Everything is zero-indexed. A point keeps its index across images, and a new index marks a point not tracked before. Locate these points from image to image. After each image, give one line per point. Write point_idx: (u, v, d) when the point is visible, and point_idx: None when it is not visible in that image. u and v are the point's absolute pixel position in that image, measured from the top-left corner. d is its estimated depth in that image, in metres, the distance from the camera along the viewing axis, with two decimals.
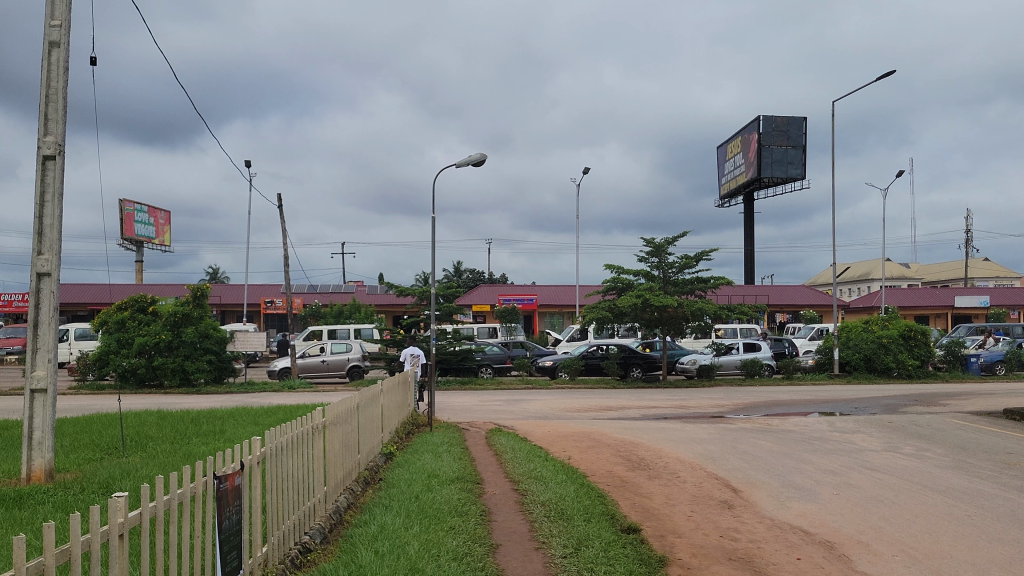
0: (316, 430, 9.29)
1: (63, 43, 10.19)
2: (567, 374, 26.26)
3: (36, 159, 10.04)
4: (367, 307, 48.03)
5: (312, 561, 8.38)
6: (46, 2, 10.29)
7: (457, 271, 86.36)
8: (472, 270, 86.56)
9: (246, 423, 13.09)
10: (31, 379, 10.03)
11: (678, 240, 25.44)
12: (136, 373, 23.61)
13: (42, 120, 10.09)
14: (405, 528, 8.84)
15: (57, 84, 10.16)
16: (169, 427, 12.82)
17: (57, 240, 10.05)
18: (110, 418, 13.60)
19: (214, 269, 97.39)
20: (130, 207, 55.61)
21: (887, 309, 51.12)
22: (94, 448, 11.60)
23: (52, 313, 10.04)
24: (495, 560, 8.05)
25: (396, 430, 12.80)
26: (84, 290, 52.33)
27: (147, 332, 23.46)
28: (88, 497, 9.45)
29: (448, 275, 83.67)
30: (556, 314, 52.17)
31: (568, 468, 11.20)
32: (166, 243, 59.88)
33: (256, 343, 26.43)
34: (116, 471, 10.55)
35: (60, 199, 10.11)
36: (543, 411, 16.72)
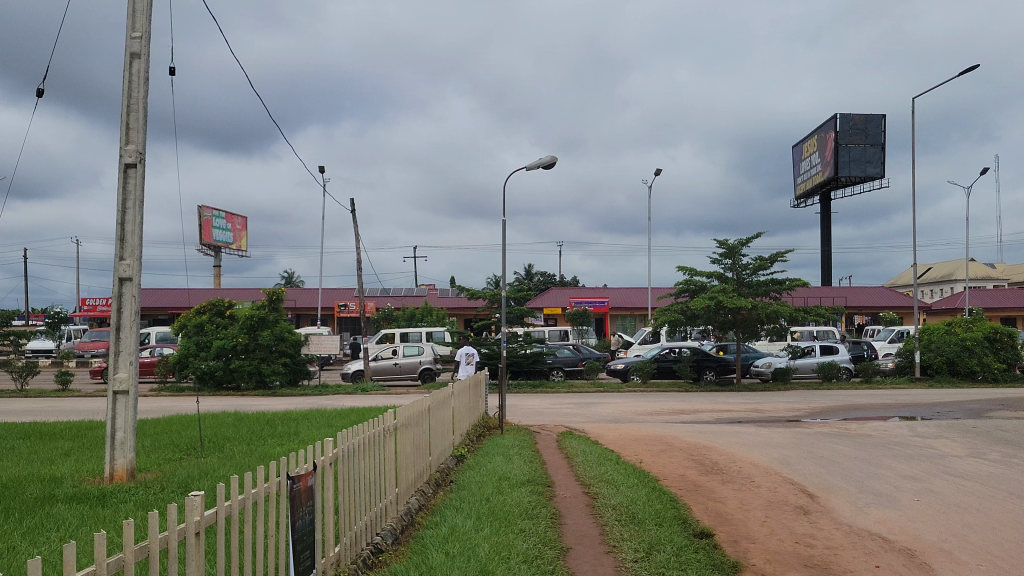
0: (388, 432, 9.37)
1: (144, 54, 10.46)
2: (639, 378, 26.02)
3: (117, 167, 10.33)
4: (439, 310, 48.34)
5: (384, 561, 8.46)
6: (128, 14, 10.57)
7: (528, 274, 86.57)
8: (543, 273, 86.57)
9: (320, 425, 13.25)
10: (114, 381, 10.30)
11: (753, 241, 25.02)
12: (214, 376, 24.17)
13: (124, 129, 10.36)
14: (475, 531, 8.85)
15: (138, 94, 10.45)
16: (246, 428, 13.06)
17: (138, 246, 10.33)
18: (189, 419, 13.90)
19: (290, 273, 99.32)
20: (209, 213, 56.98)
21: (970, 311, 49.63)
22: (173, 449, 11.89)
23: (133, 317, 10.27)
24: (565, 564, 8.00)
25: (466, 432, 12.85)
26: (164, 294, 53.74)
27: (225, 336, 23.98)
28: (167, 496, 9.69)
29: (520, 278, 83.87)
30: (629, 317, 51.85)
31: (640, 472, 11.09)
32: (243, 248, 61.20)
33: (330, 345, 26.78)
34: (194, 471, 10.79)
35: (141, 205, 10.38)
36: (614, 414, 16.60)
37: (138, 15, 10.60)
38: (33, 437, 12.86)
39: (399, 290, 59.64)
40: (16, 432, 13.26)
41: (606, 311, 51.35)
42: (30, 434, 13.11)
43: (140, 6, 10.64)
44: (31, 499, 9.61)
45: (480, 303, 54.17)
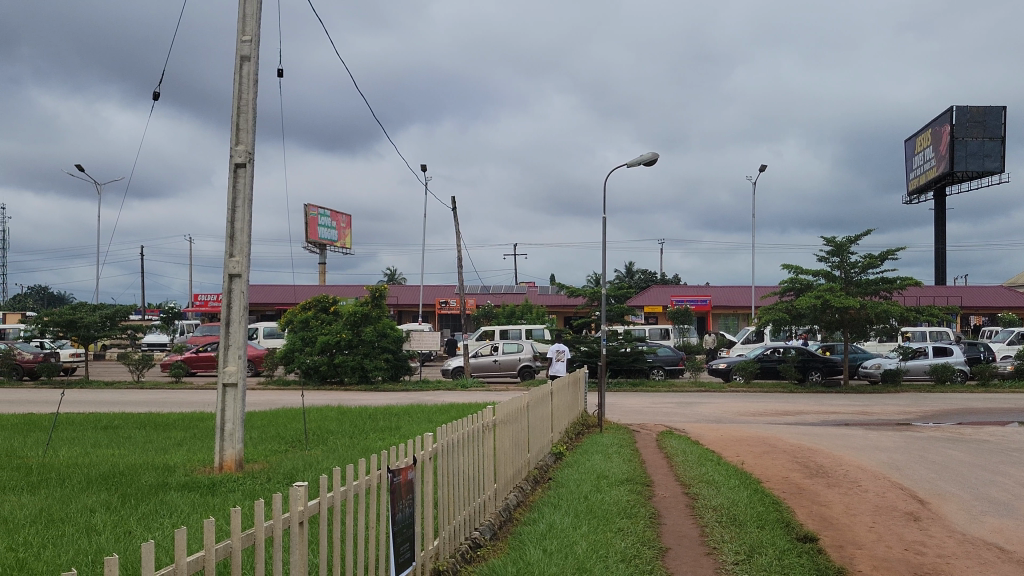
0: (487, 428, 9.42)
1: (253, 57, 10.77)
2: (742, 377, 25.50)
3: (228, 167, 10.66)
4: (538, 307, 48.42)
5: (482, 556, 8.53)
6: (238, 18, 10.88)
7: (628, 272, 86.08)
8: (644, 271, 85.94)
9: (420, 420, 13.40)
10: (224, 374, 10.65)
11: (862, 239, 24.28)
12: (319, 370, 24.73)
13: (234, 130, 10.69)
14: (573, 528, 8.84)
15: (248, 95, 10.74)
16: (348, 422, 13.32)
17: (247, 242, 10.61)
18: (293, 412, 14.27)
19: (392, 271, 101.15)
20: (315, 211, 58.35)
21: None
22: (279, 440, 12.22)
23: (242, 312, 10.59)
24: (663, 564, 7.91)
25: (565, 430, 12.82)
26: (273, 290, 55.32)
27: (329, 331, 24.54)
28: (272, 486, 9.97)
29: (620, 275, 83.32)
30: (732, 316, 51.00)
31: (741, 473, 10.88)
32: (348, 246, 62.52)
33: (431, 342, 27.09)
34: (299, 462, 11.06)
35: (250, 204, 10.68)
36: (716, 414, 16.34)
37: (249, 19, 10.90)
38: (148, 427, 13.40)
39: (499, 287, 59.99)
40: (133, 421, 13.85)
41: (708, 310, 50.63)
42: (146, 424, 13.66)
43: (250, 11, 10.94)
44: (146, 486, 10.03)
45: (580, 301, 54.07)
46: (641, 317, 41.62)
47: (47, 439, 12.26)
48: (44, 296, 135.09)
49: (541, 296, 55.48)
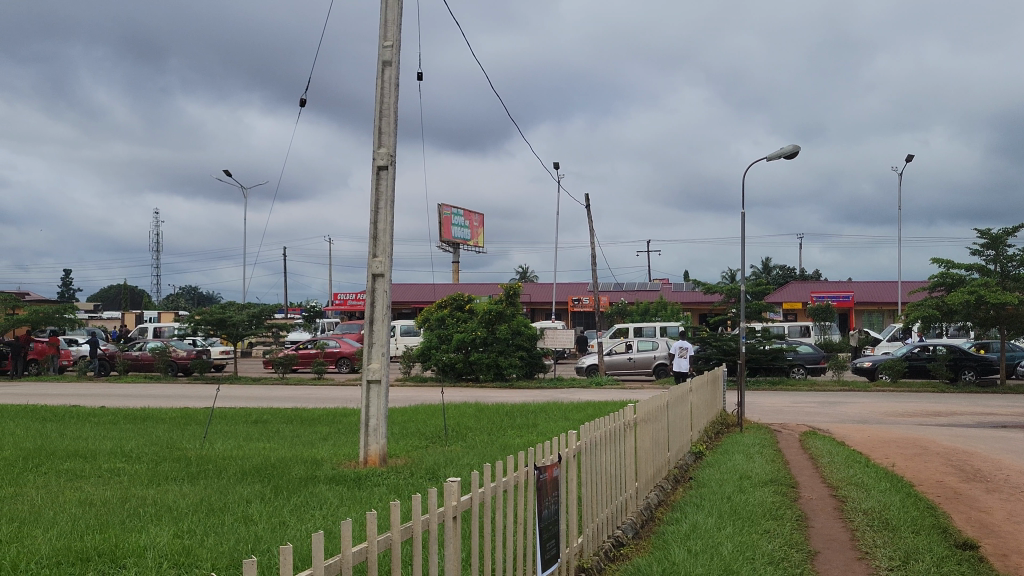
0: (628, 426, 9.39)
1: (394, 62, 11.02)
2: (888, 377, 24.59)
3: (371, 170, 10.93)
4: (673, 305, 47.92)
5: (625, 555, 8.51)
6: (380, 24, 11.14)
7: (765, 268, 84.22)
8: (783, 267, 83.99)
9: (557, 417, 13.45)
10: (368, 371, 10.91)
11: (1020, 231, 23.08)
12: (454, 368, 25.19)
13: (377, 133, 10.94)
14: (717, 529, 8.72)
15: (389, 100, 10.98)
16: (487, 419, 13.48)
17: (389, 243, 10.85)
18: (433, 409, 14.55)
19: (523, 270, 101.99)
20: (448, 211, 59.27)
21: None
22: (420, 436, 12.50)
23: (385, 310, 10.82)
24: (813, 567, 7.73)
25: (705, 429, 12.65)
26: (409, 289, 56.60)
27: (465, 329, 24.95)
28: (417, 481, 10.18)
29: (756, 271, 81.51)
30: (876, 312, 49.36)
31: (892, 476, 10.52)
32: (480, 244, 63.31)
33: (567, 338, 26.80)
34: (441, 458, 11.27)
35: (392, 205, 10.91)
36: (862, 414, 15.81)
37: (390, 25, 11.14)
38: (295, 421, 13.89)
39: (631, 284, 59.63)
40: (282, 416, 14.39)
41: (850, 306, 49.09)
42: (293, 419, 14.18)
43: (391, 16, 11.18)
44: (296, 478, 10.40)
45: (715, 298, 53.27)
46: (779, 315, 40.79)
47: (204, 432, 12.87)
48: (194, 295, 141.91)
49: (675, 293, 54.89)
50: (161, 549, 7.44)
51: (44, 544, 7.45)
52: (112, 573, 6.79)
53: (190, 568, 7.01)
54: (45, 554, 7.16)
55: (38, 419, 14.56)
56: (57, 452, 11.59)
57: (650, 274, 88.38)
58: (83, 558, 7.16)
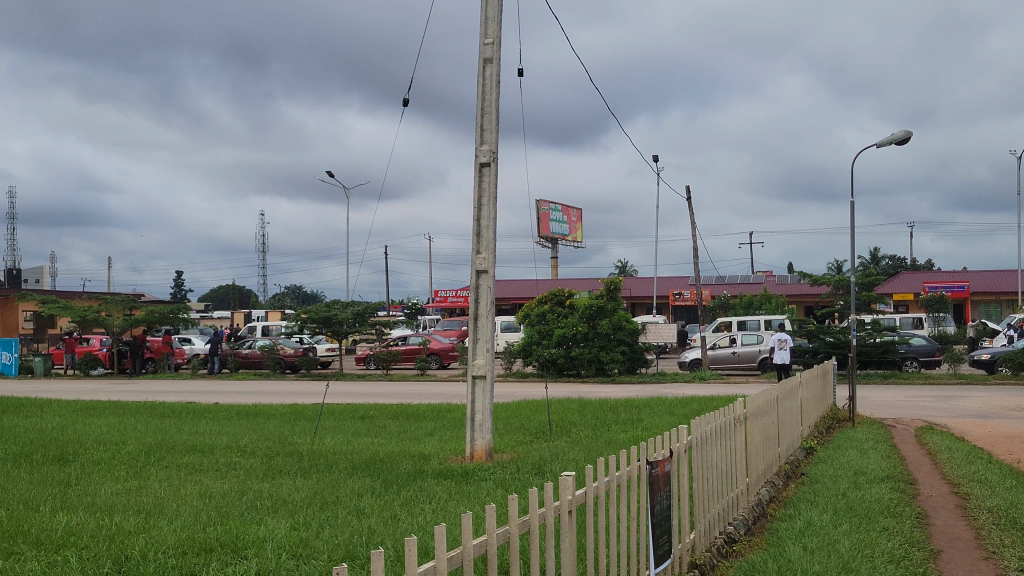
0: (738, 421, 9.22)
1: (495, 59, 11.06)
2: (1008, 369, 23.64)
3: (473, 167, 11.00)
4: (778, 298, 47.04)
5: (738, 552, 8.37)
6: (480, 22, 11.19)
7: (873, 258, 81.92)
8: (892, 257, 81.58)
9: (662, 412, 13.33)
10: (473, 366, 10.97)
11: None
12: (556, 363, 25.32)
13: (479, 131, 11.00)
14: (833, 526, 8.51)
15: (491, 97, 11.04)
16: (591, 415, 13.44)
17: (492, 239, 10.90)
18: (537, 404, 14.60)
19: (623, 264, 101.57)
20: (547, 207, 59.37)
21: None
22: (525, 431, 12.54)
23: (489, 306, 10.87)
24: (936, 567, 7.47)
25: (815, 424, 12.37)
26: (508, 285, 56.90)
27: (566, 324, 25.02)
28: (524, 476, 10.20)
29: (864, 262, 79.39)
30: (993, 303, 47.59)
31: (1018, 473, 10.09)
32: (578, 239, 63.28)
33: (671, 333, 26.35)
34: (546, 453, 11.27)
35: (494, 202, 10.96)
36: (980, 409, 15.23)
37: (491, 21, 11.18)
38: (401, 417, 14.10)
39: (734, 277, 58.78)
40: (388, 412, 14.63)
41: (966, 297, 47.42)
42: (398, 414, 14.41)
43: (491, 13, 11.22)
44: (404, 473, 10.53)
45: (822, 290, 52.10)
46: (890, 306, 39.67)
47: (314, 428, 13.16)
48: (300, 295, 145.68)
49: (780, 285, 53.91)
50: (280, 540, 7.62)
51: (169, 534, 7.69)
52: (235, 562, 6.97)
53: (308, 558, 7.17)
54: (172, 544, 7.39)
55: (159, 415, 15.12)
56: (177, 447, 12.01)
57: (752, 267, 86.83)
58: (206, 549, 7.36)
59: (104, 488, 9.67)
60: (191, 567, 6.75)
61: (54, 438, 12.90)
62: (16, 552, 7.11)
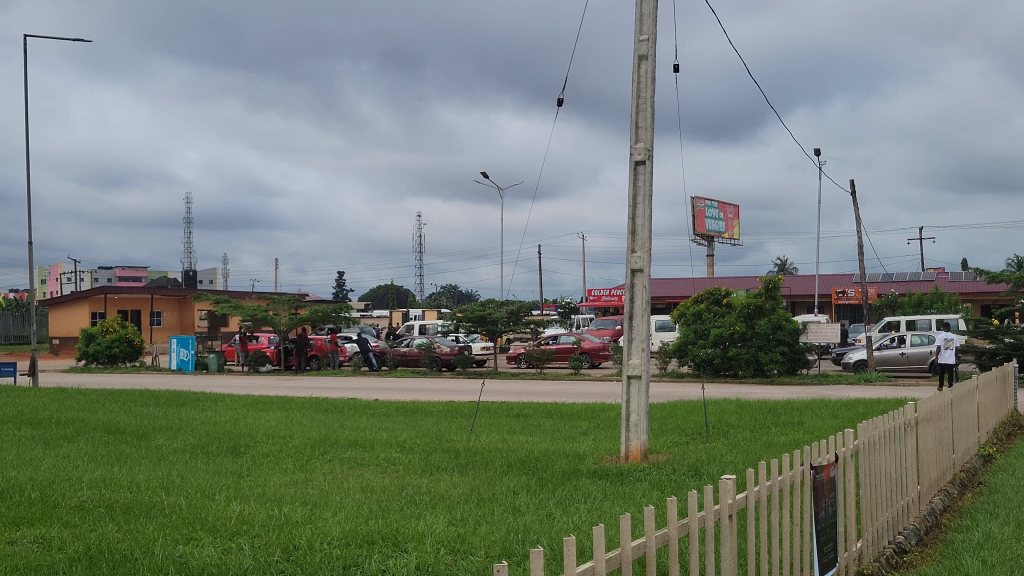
0: (909, 425, 8.75)
1: (650, 55, 10.91)
2: None
3: (628, 165, 10.88)
4: (951, 296, 44.65)
5: (909, 563, 7.95)
6: (635, 19, 11.07)
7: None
8: None
9: (825, 415, 12.85)
10: (628, 366, 10.87)
11: None
12: (712, 363, 24.86)
13: (634, 129, 10.88)
14: (1015, 540, 7.96)
15: (646, 94, 10.89)
16: (749, 416, 13.10)
17: (648, 238, 10.76)
18: (693, 405, 14.34)
19: (782, 262, 98.93)
20: (702, 203, 58.36)
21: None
22: (681, 433, 12.34)
23: (644, 305, 10.72)
24: None
25: (994, 430, 11.64)
26: (662, 283, 56.34)
27: (723, 324, 24.54)
28: (680, 478, 10.02)
29: None
30: None
31: None
32: (735, 236, 62.01)
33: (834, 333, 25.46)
34: (703, 455, 11.05)
35: (649, 200, 10.82)
36: None
37: (646, 18, 11.04)
38: (554, 416, 14.15)
39: (903, 275, 56.19)
40: (541, 411, 14.68)
41: None
42: (553, 414, 14.43)
43: (647, 9, 11.07)
44: (559, 472, 10.54)
45: (1001, 288, 49.14)
46: None
47: (470, 425, 13.35)
48: (455, 295, 148.67)
49: (954, 283, 51.20)
50: (438, 535, 7.74)
51: (335, 526, 7.94)
52: (395, 554, 7.13)
53: (465, 553, 7.26)
54: (337, 535, 7.62)
55: (322, 411, 15.69)
56: (339, 441, 12.43)
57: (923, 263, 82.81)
58: (369, 541, 7.56)
59: (272, 480, 10.10)
60: (354, 558, 6.95)
61: (228, 430, 13.62)
62: (193, 538, 7.51)
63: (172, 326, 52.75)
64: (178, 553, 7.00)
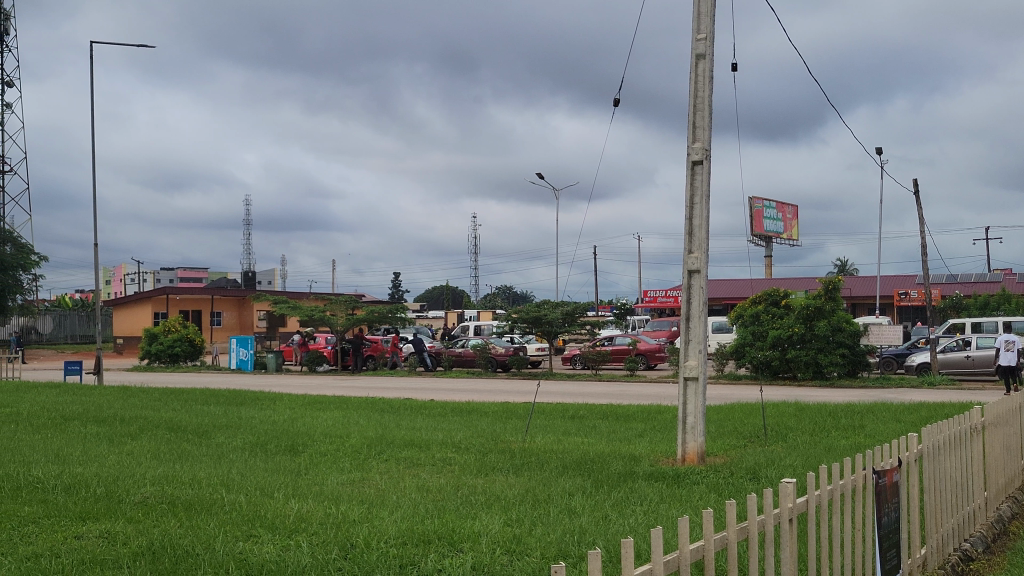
0: (976, 430, 8.54)
1: (708, 54, 10.80)
2: None
3: (685, 165, 10.78)
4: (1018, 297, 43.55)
5: (976, 571, 7.76)
6: (693, 18, 10.97)
7: None
8: None
9: (887, 419, 12.62)
10: (685, 368, 10.77)
11: None
12: (771, 365, 24.56)
13: (691, 128, 10.78)
14: None
15: (704, 93, 10.79)
16: (808, 420, 12.90)
17: (705, 239, 10.65)
18: (751, 408, 14.17)
19: (842, 263, 97.35)
20: (760, 204, 57.68)
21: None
22: (738, 435, 12.20)
23: (701, 306, 10.62)
24: None
25: None
26: (718, 284, 55.79)
27: (782, 326, 24.25)
28: (738, 481, 9.90)
29: None
30: None
31: None
32: (794, 237, 61.19)
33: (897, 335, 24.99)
34: (761, 458, 10.90)
35: (707, 201, 10.71)
36: None
37: (704, 16, 10.93)
38: (610, 418, 14.08)
39: (968, 275, 54.93)
40: (598, 412, 14.62)
41: None
42: (609, 415, 14.36)
43: (705, 8, 10.96)
44: (615, 474, 10.49)
45: None
46: None
47: (525, 426, 13.36)
48: (510, 295, 148.93)
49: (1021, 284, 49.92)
50: (494, 536, 7.74)
51: (392, 526, 7.97)
52: (451, 554, 7.15)
53: (521, 554, 7.25)
54: (394, 535, 7.66)
55: (379, 411, 15.80)
56: (395, 441, 12.51)
57: (988, 264, 80.89)
58: (425, 541, 7.58)
59: (329, 478, 10.21)
60: (410, 558, 6.98)
61: (287, 429, 13.78)
62: (253, 535, 7.60)
63: (232, 327, 53.58)
64: (238, 550, 7.09)
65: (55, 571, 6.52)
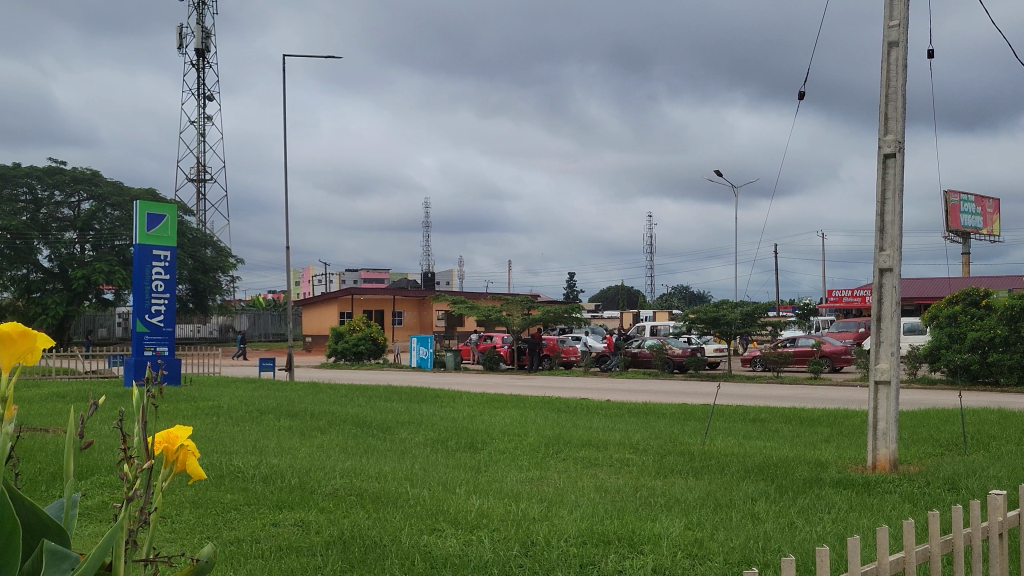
0: None
1: (901, 42, 10.25)
2: None
3: (877, 158, 10.28)
4: None
5: None
6: (885, 4, 10.42)
7: None
8: None
9: None
10: (875, 371, 10.29)
11: None
12: (969, 369, 23.11)
13: (883, 120, 10.28)
14: None
15: (896, 82, 10.26)
16: (1012, 428, 12.04)
17: (898, 235, 10.13)
18: (949, 414, 13.37)
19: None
20: (956, 198, 54.44)
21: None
22: (934, 443, 11.53)
23: (893, 307, 10.09)
24: None
25: None
26: (911, 283, 53.35)
27: (981, 327, 22.86)
28: (934, 491, 9.32)
29: None
30: None
31: None
32: (994, 232, 57.40)
33: None
34: (960, 467, 10.26)
35: (900, 195, 10.16)
36: None
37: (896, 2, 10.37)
38: (794, 421, 13.61)
39: None
40: (781, 415, 14.16)
41: None
42: (792, 419, 13.89)
43: None
44: (800, 479, 10.12)
45: None
46: None
47: (705, 428, 13.12)
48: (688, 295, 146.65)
49: None
50: (675, 539, 7.61)
51: (571, 524, 7.99)
52: (632, 555, 7.10)
53: (703, 559, 7.10)
54: (573, 534, 7.67)
55: (557, 410, 15.87)
56: (573, 441, 12.53)
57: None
58: (604, 540, 7.55)
59: (510, 475, 10.36)
60: (591, 557, 6.97)
61: (468, 426, 14.02)
62: (438, 529, 7.81)
63: (412, 326, 55.22)
64: (423, 542, 7.27)
65: (255, 556, 6.88)
